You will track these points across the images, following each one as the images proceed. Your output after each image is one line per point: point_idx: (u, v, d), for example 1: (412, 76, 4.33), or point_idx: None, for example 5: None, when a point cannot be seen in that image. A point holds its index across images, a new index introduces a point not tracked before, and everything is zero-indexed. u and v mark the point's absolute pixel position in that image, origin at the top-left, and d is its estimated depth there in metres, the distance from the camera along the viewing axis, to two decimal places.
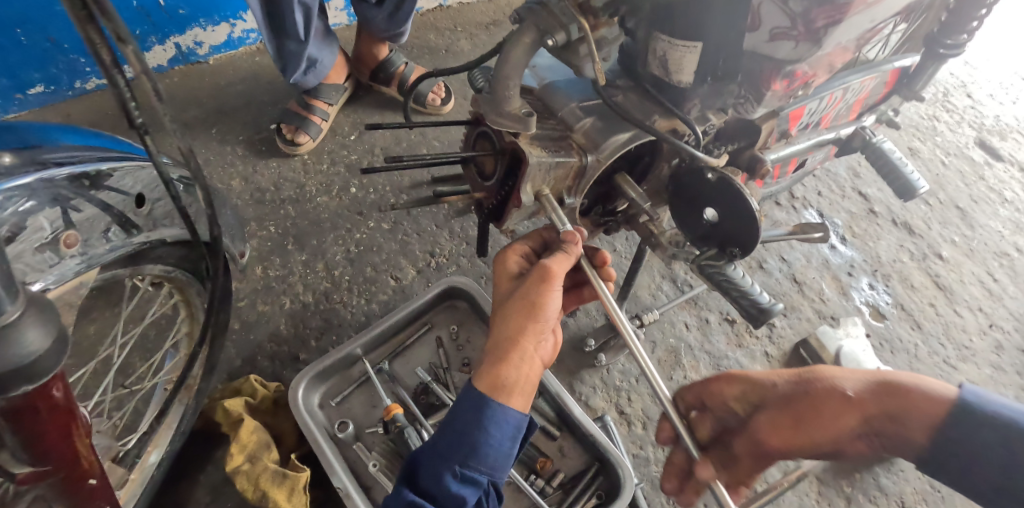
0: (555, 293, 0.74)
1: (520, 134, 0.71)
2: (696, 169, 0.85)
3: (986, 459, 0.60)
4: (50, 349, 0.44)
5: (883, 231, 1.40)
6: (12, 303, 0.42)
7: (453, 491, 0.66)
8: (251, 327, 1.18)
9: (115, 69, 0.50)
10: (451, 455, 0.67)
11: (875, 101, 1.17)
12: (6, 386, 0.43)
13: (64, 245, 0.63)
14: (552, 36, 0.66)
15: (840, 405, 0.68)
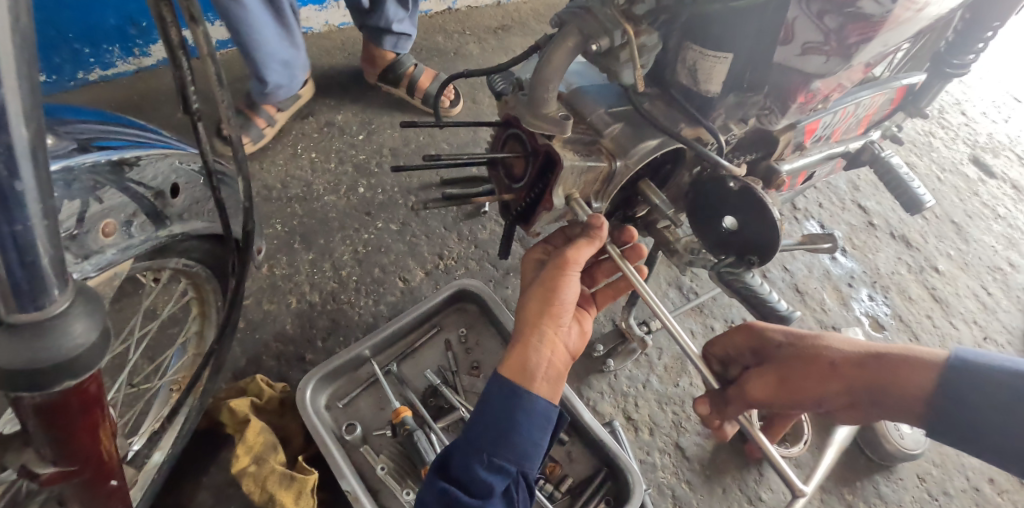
0: (572, 278, 0.77)
1: (554, 137, 0.75)
2: (719, 177, 0.87)
3: (979, 419, 0.60)
4: (94, 343, 0.43)
5: (882, 243, 1.43)
6: (61, 293, 0.41)
7: (482, 480, 0.66)
8: (257, 326, 1.16)
9: (181, 51, 0.54)
10: (480, 444, 0.67)
11: (881, 117, 1.18)
12: (47, 382, 0.42)
13: (103, 235, 0.61)
14: (595, 41, 0.69)
15: (828, 371, 0.71)
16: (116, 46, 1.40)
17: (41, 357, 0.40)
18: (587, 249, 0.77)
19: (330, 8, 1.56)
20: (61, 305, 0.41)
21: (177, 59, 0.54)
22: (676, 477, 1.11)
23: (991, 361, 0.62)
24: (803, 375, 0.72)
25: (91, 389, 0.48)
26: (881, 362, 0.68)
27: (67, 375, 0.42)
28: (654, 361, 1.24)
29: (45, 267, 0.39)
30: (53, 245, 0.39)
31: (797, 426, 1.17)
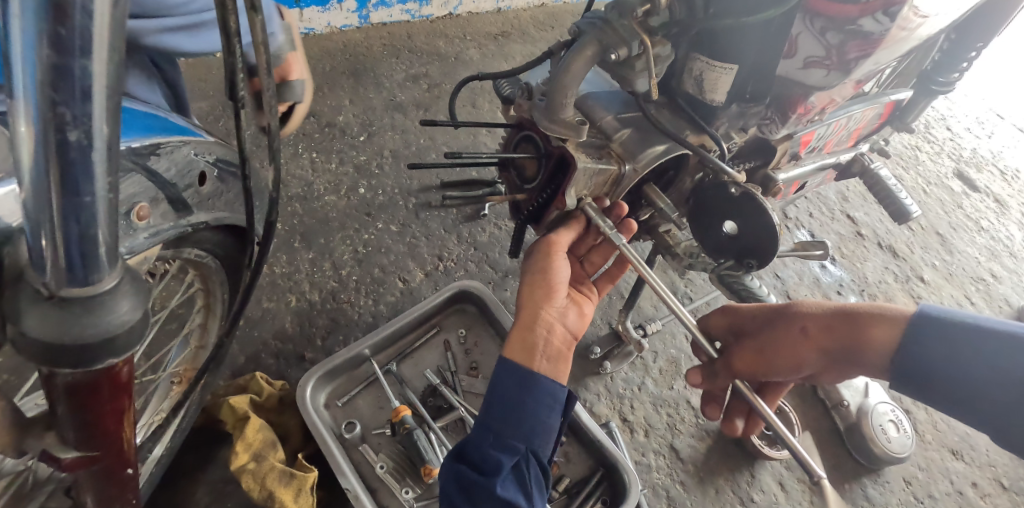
0: (559, 261, 0.80)
1: (568, 141, 0.78)
2: (720, 183, 0.90)
3: (970, 377, 0.63)
4: (135, 322, 0.45)
5: (870, 253, 1.47)
6: (110, 272, 0.43)
7: (492, 456, 0.69)
8: (256, 324, 1.16)
9: (236, 40, 0.51)
10: (487, 424, 0.71)
11: (869, 131, 1.21)
12: (93, 359, 0.45)
13: (137, 218, 0.62)
14: (614, 51, 0.71)
15: (798, 339, 0.74)
16: None
17: (87, 335, 0.43)
18: (569, 232, 0.82)
19: (332, 10, 1.52)
20: (110, 284, 0.43)
21: (233, 46, 0.51)
22: (671, 479, 1.13)
23: (959, 319, 0.65)
24: (779, 335, 0.76)
25: (122, 377, 0.51)
26: (852, 318, 0.71)
27: (109, 352, 0.45)
28: (649, 363, 1.27)
29: (100, 244, 0.40)
30: (110, 229, 0.41)
31: (788, 429, 1.20)
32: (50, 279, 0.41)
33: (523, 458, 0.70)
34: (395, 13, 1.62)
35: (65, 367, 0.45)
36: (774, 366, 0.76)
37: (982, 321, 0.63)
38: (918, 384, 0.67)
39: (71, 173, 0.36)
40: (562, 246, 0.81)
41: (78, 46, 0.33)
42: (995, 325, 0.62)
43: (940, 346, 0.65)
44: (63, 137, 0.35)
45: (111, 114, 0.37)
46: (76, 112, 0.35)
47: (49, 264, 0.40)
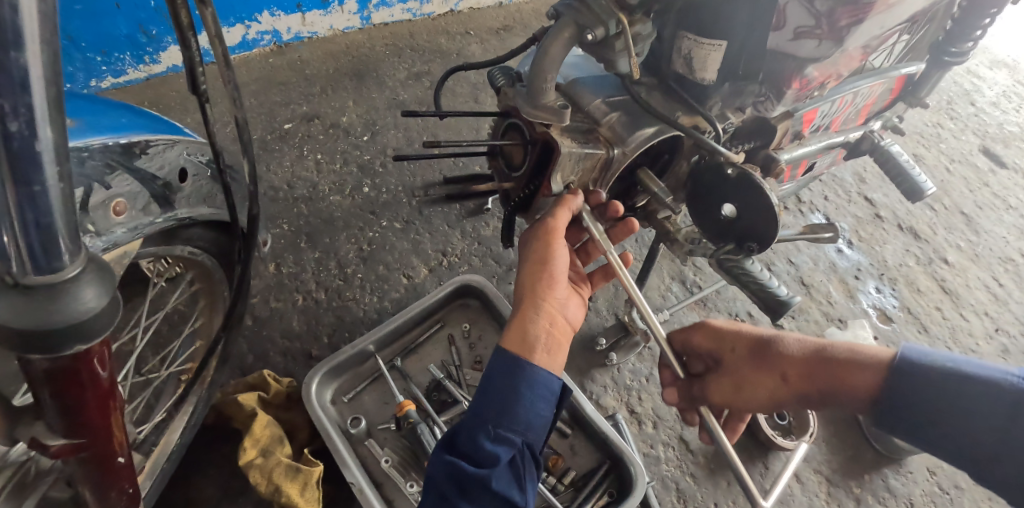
0: (558, 247, 0.79)
1: (553, 126, 0.76)
2: (717, 165, 0.88)
3: (949, 425, 0.60)
4: (102, 310, 0.47)
5: (889, 236, 1.42)
6: (72, 260, 0.44)
7: (488, 450, 0.68)
8: (264, 324, 1.18)
9: (189, 30, 0.52)
10: (483, 416, 0.70)
11: (881, 107, 1.16)
12: (61, 345, 0.46)
13: (113, 214, 0.63)
14: (591, 31, 0.69)
15: (775, 381, 0.73)
16: (127, 54, 1.35)
17: (56, 319, 0.44)
18: (565, 209, 0.79)
19: (334, 13, 1.53)
20: (73, 272, 0.44)
21: (187, 39, 0.52)
22: (681, 471, 1.11)
23: (938, 362, 0.62)
24: (759, 376, 0.74)
25: (104, 382, 0.56)
26: (827, 360, 0.69)
27: (78, 339, 0.46)
28: (657, 355, 1.23)
29: (57, 233, 0.42)
30: (68, 222, 0.43)
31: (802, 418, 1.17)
32: (15, 267, 0.42)
33: (519, 453, 0.69)
34: (397, 13, 1.63)
35: (35, 355, 0.46)
36: (754, 404, 0.75)
37: (960, 365, 0.61)
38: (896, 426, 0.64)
39: (21, 165, 0.38)
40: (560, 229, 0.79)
41: (9, 41, 0.34)
42: (977, 369, 0.60)
43: (921, 394, 0.62)
44: (5, 128, 0.36)
45: (53, 109, 0.39)
46: (16, 101, 0.36)
47: (12, 254, 0.42)
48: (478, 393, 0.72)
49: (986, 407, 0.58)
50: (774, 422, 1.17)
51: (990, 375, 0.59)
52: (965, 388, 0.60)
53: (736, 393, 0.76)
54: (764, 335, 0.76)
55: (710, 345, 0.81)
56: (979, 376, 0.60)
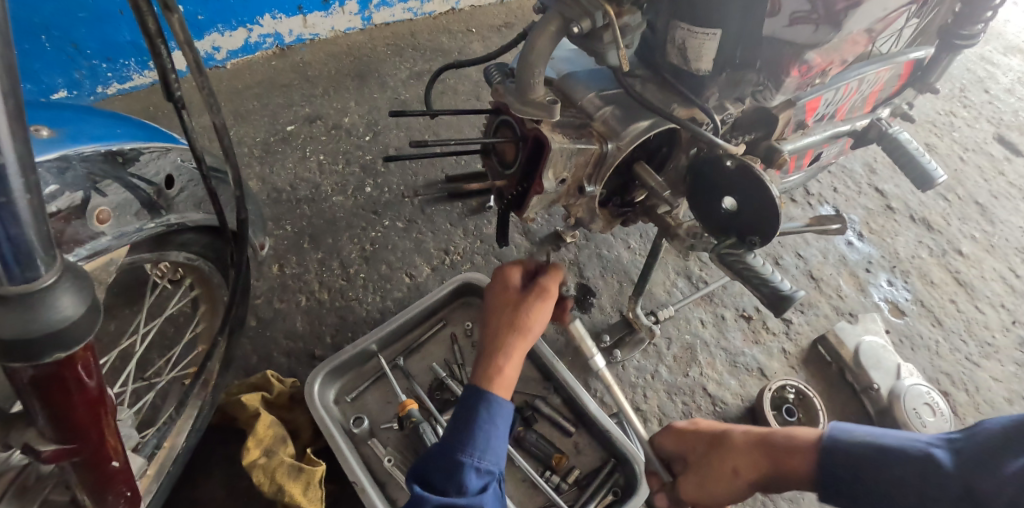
0: (546, 307, 0.81)
1: (543, 122, 0.75)
2: (715, 157, 0.86)
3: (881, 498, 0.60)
4: (81, 317, 0.47)
5: (901, 227, 1.39)
6: (47, 269, 0.44)
7: (472, 487, 0.69)
8: (268, 324, 1.19)
9: (159, 39, 0.52)
10: (461, 448, 0.71)
11: (889, 94, 1.14)
12: (41, 353, 0.46)
13: (97, 221, 0.63)
14: (578, 24, 0.68)
15: (722, 469, 0.74)
16: (133, 60, 1.37)
17: (34, 325, 0.44)
18: (557, 275, 0.85)
19: (335, 14, 1.54)
20: (48, 280, 0.45)
21: (156, 47, 0.52)
22: None
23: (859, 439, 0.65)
24: (710, 470, 0.75)
25: (92, 390, 0.56)
26: (767, 450, 0.71)
27: (58, 346, 0.47)
28: (663, 351, 1.21)
29: (28, 238, 0.42)
30: (38, 226, 0.43)
31: (812, 414, 1.14)
32: None
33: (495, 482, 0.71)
34: (398, 12, 1.63)
35: (16, 365, 0.46)
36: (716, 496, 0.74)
37: (879, 440, 0.63)
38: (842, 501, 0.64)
39: None
40: (551, 293, 0.82)
41: None
42: (891, 439, 0.63)
43: (845, 467, 0.64)
44: None
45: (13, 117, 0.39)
46: None
47: None
48: (449, 430, 0.73)
49: (904, 474, 0.59)
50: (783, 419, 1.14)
51: (901, 444, 0.62)
52: (879, 453, 0.62)
53: (699, 490, 0.76)
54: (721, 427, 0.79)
55: (676, 446, 0.83)
56: (896, 446, 0.62)
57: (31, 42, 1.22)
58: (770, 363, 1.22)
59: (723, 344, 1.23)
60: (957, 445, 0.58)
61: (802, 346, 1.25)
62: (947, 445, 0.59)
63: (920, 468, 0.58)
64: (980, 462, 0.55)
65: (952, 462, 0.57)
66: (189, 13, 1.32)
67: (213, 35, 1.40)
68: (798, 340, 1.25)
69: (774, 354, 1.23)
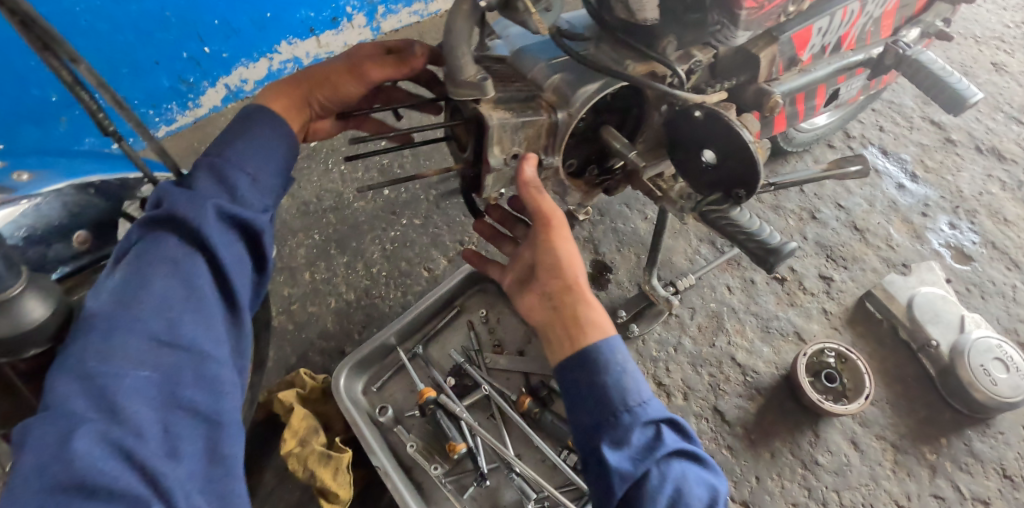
0: (348, 82, 0.77)
1: (481, 100, 0.71)
2: (684, 109, 0.79)
3: (582, 386, 0.68)
4: (50, 316, 0.57)
5: (965, 161, 1.26)
6: (15, 280, 0.54)
7: (244, 199, 0.66)
8: (303, 327, 1.27)
9: (79, 87, 0.54)
10: (227, 157, 0.68)
11: (912, 12, 1.01)
12: (20, 349, 0.56)
13: (76, 243, 0.68)
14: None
15: (554, 278, 0.71)
16: (174, 104, 1.49)
17: (9, 328, 0.54)
18: (391, 68, 0.77)
19: (345, 30, 1.62)
20: (16, 289, 0.54)
21: (78, 94, 0.54)
22: (716, 444, 1.03)
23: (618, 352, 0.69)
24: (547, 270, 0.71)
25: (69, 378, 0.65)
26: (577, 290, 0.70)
27: (33, 342, 0.56)
28: (686, 321, 1.14)
29: None
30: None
31: (857, 379, 1.03)
32: None
33: (273, 207, 0.71)
34: (404, 17, 1.71)
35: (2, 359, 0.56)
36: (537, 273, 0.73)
37: (625, 366, 0.68)
38: (566, 384, 0.70)
39: None
40: (367, 82, 0.78)
41: None
42: (633, 381, 0.68)
43: (608, 370, 0.67)
44: None
45: None
46: None
47: None
48: (212, 143, 0.70)
49: (635, 416, 0.66)
50: (823, 385, 1.03)
51: (639, 384, 0.68)
52: (623, 370, 0.68)
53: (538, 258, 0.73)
54: (559, 216, 0.72)
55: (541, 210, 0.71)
56: (627, 381, 0.67)
57: None
58: (809, 325, 1.13)
59: (752, 308, 1.14)
60: (656, 412, 0.68)
61: (847, 305, 1.14)
62: (658, 412, 0.68)
63: (628, 414, 0.66)
64: (671, 439, 0.67)
65: (652, 427, 0.67)
66: (214, 52, 1.45)
67: (239, 68, 1.53)
68: (841, 299, 1.14)
69: (813, 316, 1.13)
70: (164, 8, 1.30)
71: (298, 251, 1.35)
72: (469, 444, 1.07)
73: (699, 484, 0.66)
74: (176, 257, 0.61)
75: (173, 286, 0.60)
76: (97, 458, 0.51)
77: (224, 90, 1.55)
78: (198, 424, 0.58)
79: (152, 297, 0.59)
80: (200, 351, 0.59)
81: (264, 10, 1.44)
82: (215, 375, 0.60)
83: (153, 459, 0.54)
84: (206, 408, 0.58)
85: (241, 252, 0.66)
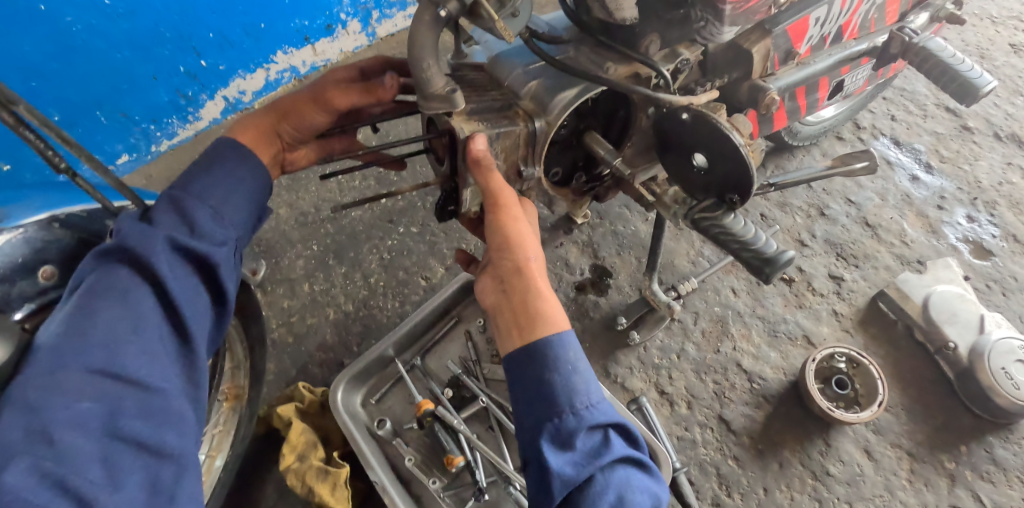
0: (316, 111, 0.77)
1: (454, 113, 0.70)
2: (669, 112, 0.76)
3: (528, 381, 0.66)
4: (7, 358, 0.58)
5: (983, 150, 1.21)
6: None
7: (202, 233, 0.66)
8: (301, 339, 1.26)
9: (21, 125, 0.53)
10: (185, 190, 0.68)
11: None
12: None
13: (42, 278, 0.67)
14: (445, 7, 0.63)
15: (509, 264, 0.70)
16: (174, 118, 1.49)
17: None
18: (356, 94, 0.77)
19: (341, 37, 1.62)
20: None
21: (22, 131, 0.53)
22: (721, 454, 0.99)
23: (570, 348, 0.67)
24: (503, 255, 0.70)
25: None
26: (531, 278, 0.69)
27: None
28: (689, 327, 1.10)
29: None
30: None
31: (870, 384, 0.98)
32: None
33: (236, 240, 0.70)
34: (399, 21, 1.70)
35: None
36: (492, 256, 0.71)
37: (576, 364, 0.66)
38: (513, 376, 0.68)
39: None
40: (333, 109, 0.78)
41: None
42: (582, 381, 0.65)
43: (557, 368, 0.65)
44: None
45: None
46: None
47: None
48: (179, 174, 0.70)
49: (582, 418, 0.63)
50: (834, 393, 0.99)
51: (590, 386, 0.66)
52: (573, 369, 0.65)
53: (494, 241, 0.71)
54: (509, 197, 0.71)
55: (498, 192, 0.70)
56: (577, 381, 0.65)
57: (89, 118, 1.36)
58: (818, 328, 1.08)
59: (759, 312, 1.10)
60: (604, 414, 0.65)
61: (858, 305, 1.09)
62: (607, 414, 0.65)
63: (574, 414, 0.63)
64: (619, 445, 0.64)
65: (599, 430, 0.64)
66: (211, 65, 1.44)
67: (237, 80, 1.51)
68: (852, 299, 1.09)
69: (823, 318, 1.08)
70: (158, 23, 1.30)
71: (296, 262, 1.34)
72: (468, 457, 1.05)
73: (644, 493, 0.63)
74: (125, 288, 0.62)
75: (120, 319, 0.61)
76: (29, 489, 0.52)
77: (222, 102, 1.53)
78: (139, 454, 0.59)
79: (100, 329, 0.60)
80: (144, 384, 0.60)
81: (257, 21, 1.43)
82: (159, 405, 0.61)
83: (88, 488, 0.55)
84: (149, 438, 0.59)
85: (196, 285, 0.66)
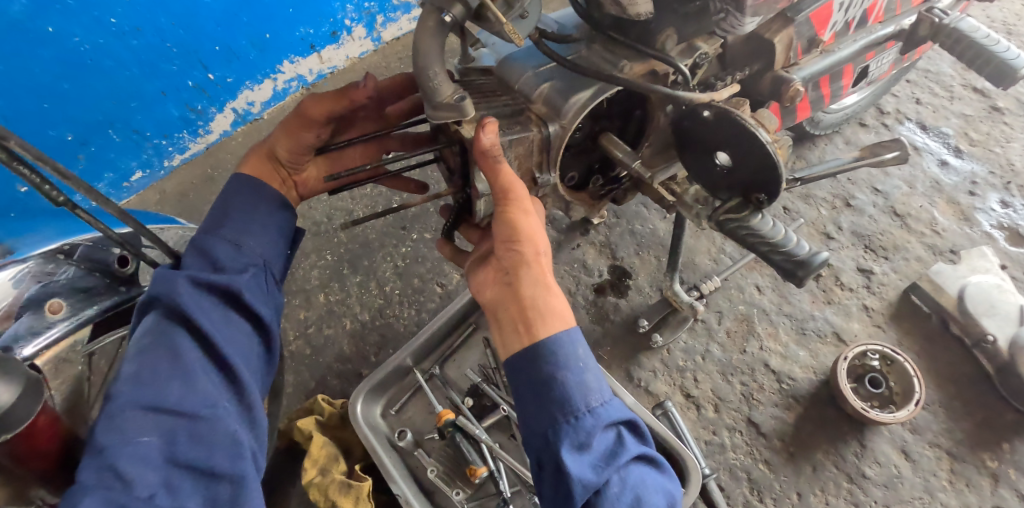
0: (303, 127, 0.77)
1: (463, 122, 0.67)
2: (689, 110, 0.73)
3: (535, 380, 0.63)
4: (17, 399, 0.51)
5: (1015, 131, 1.17)
6: None
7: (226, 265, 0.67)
8: (318, 351, 1.24)
9: (15, 161, 0.53)
10: (208, 232, 0.69)
11: None
12: None
13: (49, 312, 0.66)
14: (448, 12, 0.61)
15: (516, 258, 0.67)
16: (184, 132, 1.47)
17: None
18: (332, 100, 0.76)
19: (346, 43, 1.60)
20: None
21: (13, 164, 0.53)
22: (752, 458, 0.96)
23: (579, 345, 0.64)
24: (511, 248, 0.67)
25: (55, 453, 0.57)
26: (538, 272, 0.66)
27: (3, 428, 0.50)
28: (713, 327, 1.07)
29: None
30: None
31: (905, 383, 0.94)
32: None
33: (263, 266, 0.70)
34: (405, 24, 1.67)
35: None
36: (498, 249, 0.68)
37: (585, 362, 0.64)
38: (518, 375, 0.64)
39: None
40: (317, 122, 0.77)
41: None
42: (594, 379, 0.63)
43: (569, 366, 0.63)
44: None
45: None
46: None
47: None
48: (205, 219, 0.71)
49: (598, 417, 0.61)
50: (867, 392, 0.95)
51: (601, 384, 0.64)
52: (584, 367, 0.63)
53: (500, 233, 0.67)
54: (521, 192, 0.66)
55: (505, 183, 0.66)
56: (589, 380, 0.63)
57: (102, 136, 1.35)
58: (848, 324, 1.04)
59: (785, 309, 1.06)
60: (616, 413, 0.63)
61: (890, 299, 1.05)
62: (619, 412, 0.63)
63: (588, 413, 0.61)
64: (633, 443, 0.63)
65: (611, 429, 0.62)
66: (219, 78, 1.42)
67: (245, 92, 1.50)
68: (883, 293, 1.05)
69: (853, 314, 1.05)
70: (164, 39, 1.28)
71: (311, 273, 1.33)
72: (491, 467, 1.03)
73: (660, 492, 0.62)
74: (164, 329, 0.62)
75: (160, 359, 0.61)
76: None
77: (231, 114, 1.52)
78: (198, 481, 0.58)
79: (145, 371, 0.60)
80: (194, 414, 0.59)
81: (262, 31, 1.41)
82: (213, 432, 0.60)
83: None
84: (206, 465, 0.58)
85: (229, 315, 0.66)
